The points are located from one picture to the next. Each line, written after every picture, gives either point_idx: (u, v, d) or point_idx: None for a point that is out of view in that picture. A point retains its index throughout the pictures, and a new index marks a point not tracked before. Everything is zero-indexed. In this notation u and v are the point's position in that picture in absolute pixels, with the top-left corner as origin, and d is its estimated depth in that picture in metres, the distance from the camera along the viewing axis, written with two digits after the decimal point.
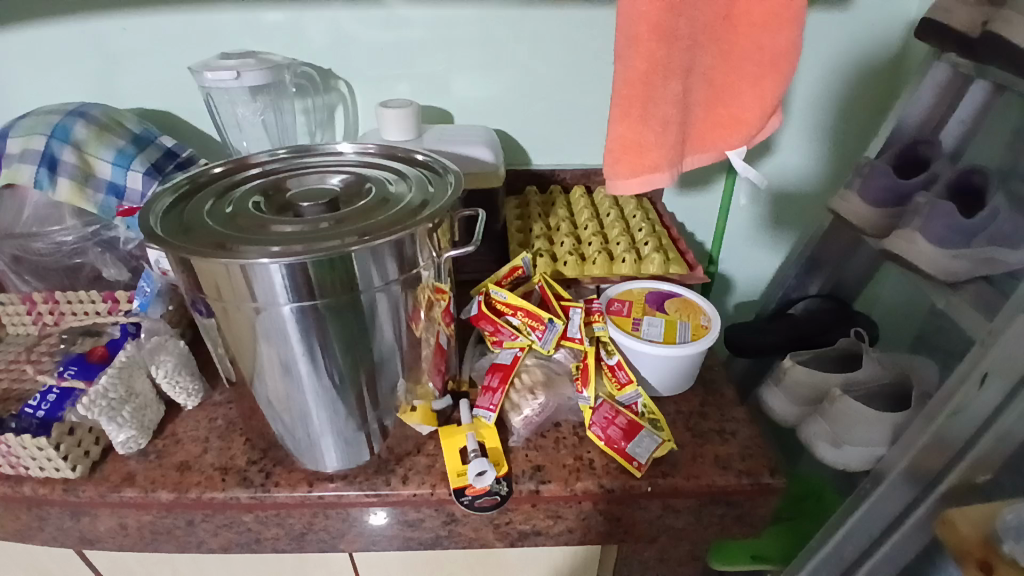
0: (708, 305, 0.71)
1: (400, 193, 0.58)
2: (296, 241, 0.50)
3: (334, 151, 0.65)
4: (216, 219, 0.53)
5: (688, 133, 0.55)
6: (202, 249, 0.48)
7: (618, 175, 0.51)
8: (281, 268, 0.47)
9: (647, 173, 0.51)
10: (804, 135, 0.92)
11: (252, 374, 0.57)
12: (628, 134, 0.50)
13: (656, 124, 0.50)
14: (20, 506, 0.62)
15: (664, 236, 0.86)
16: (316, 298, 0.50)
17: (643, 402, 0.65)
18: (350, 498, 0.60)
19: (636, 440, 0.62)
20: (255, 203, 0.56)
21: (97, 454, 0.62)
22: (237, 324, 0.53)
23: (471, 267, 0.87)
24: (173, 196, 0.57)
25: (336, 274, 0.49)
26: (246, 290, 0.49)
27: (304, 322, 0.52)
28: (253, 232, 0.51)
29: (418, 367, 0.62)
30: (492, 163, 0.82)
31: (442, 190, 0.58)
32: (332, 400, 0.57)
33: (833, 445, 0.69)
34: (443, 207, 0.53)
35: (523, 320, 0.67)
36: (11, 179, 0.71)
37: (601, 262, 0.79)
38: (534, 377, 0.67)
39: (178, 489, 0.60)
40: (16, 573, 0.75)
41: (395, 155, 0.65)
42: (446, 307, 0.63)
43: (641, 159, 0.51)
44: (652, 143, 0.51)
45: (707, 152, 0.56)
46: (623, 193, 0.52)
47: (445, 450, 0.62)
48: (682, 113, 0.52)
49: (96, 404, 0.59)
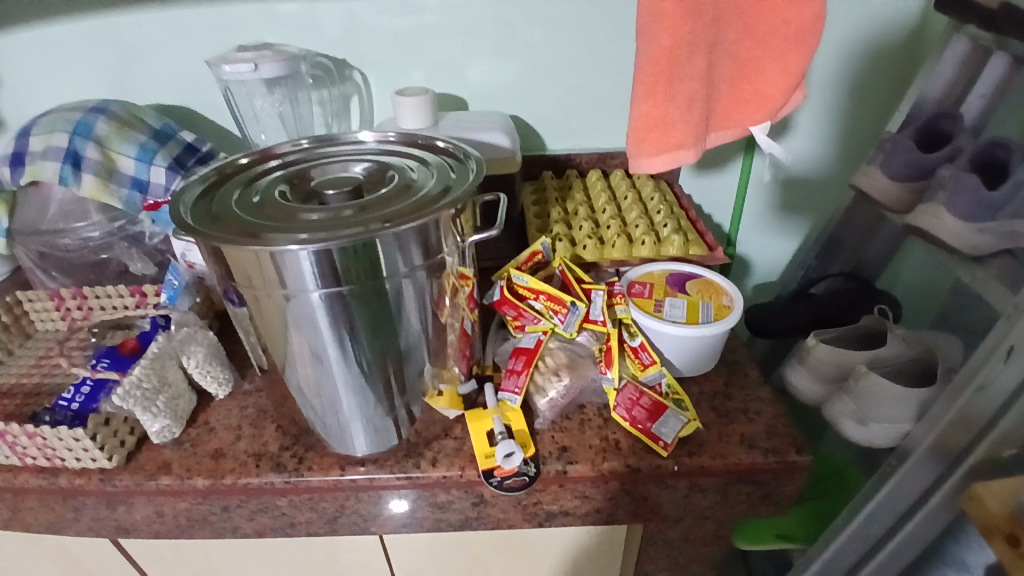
0: (732, 286, 0.71)
1: (422, 180, 0.59)
2: (325, 229, 0.51)
3: (355, 140, 0.64)
4: (243, 209, 0.54)
5: (712, 110, 0.54)
6: (233, 238, 0.49)
7: (643, 154, 0.51)
8: (310, 255, 0.48)
9: (671, 152, 0.51)
10: (824, 113, 0.91)
11: (283, 362, 0.58)
12: (652, 112, 0.50)
13: (681, 103, 0.50)
14: (55, 498, 0.64)
15: (683, 218, 0.86)
16: (342, 285, 0.51)
17: (667, 382, 0.66)
18: (381, 481, 0.61)
19: (662, 420, 0.62)
20: (281, 192, 0.56)
21: (132, 444, 0.63)
22: (268, 313, 0.54)
23: (490, 253, 0.87)
24: (200, 186, 0.57)
25: (362, 261, 0.50)
26: (276, 278, 0.50)
27: (332, 310, 0.53)
28: (281, 220, 0.52)
29: (444, 353, 0.63)
30: (509, 149, 0.82)
31: (464, 176, 0.58)
32: (361, 386, 0.58)
33: (859, 422, 0.69)
34: (466, 192, 0.54)
35: (545, 304, 0.67)
36: (35, 176, 0.71)
37: (620, 246, 0.80)
38: (557, 360, 0.67)
39: (213, 476, 0.61)
40: (49, 565, 0.76)
41: (416, 143, 0.65)
42: (470, 293, 0.64)
43: (665, 138, 0.51)
44: (677, 121, 0.50)
45: (732, 129, 0.56)
46: (648, 171, 0.52)
47: (473, 432, 0.63)
48: (707, 89, 0.51)
49: (130, 394, 0.60)
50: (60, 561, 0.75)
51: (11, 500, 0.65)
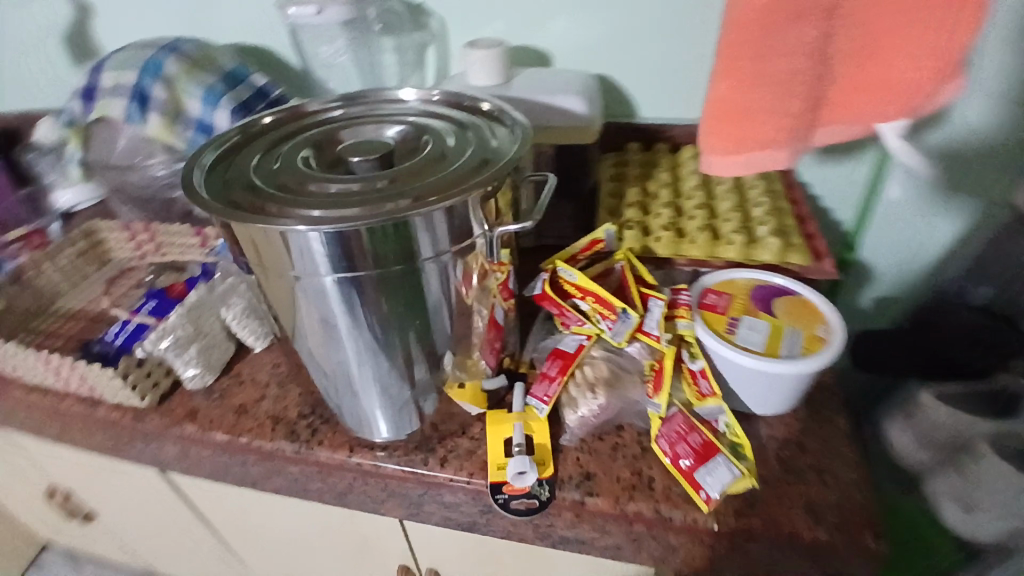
0: (832, 311, 0.58)
1: (460, 148, 0.52)
2: (342, 206, 0.46)
3: (392, 99, 0.58)
4: (261, 176, 0.49)
5: (822, 97, 0.42)
6: (244, 213, 0.45)
7: (713, 149, 0.41)
8: (321, 237, 0.44)
9: (753, 150, 0.40)
10: (1006, 73, 0.64)
11: (293, 331, 0.54)
12: (731, 97, 0.39)
13: (774, 87, 0.38)
14: (99, 427, 0.64)
15: (786, 217, 0.72)
16: (363, 270, 0.47)
17: (726, 421, 0.55)
18: (387, 470, 0.58)
19: (708, 466, 0.52)
20: (303, 156, 0.51)
21: (167, 387, 0.63)
22: (278, 289, 0.50)
23: (552, 231, 0.80)
24: (220, 148, 0.52)
25: (393, 243, 0.46)
26: (285, 259, 0.46)
27: (347, 292, 0.48)
28: (297, 193, 0.47)
29: (468, 340, 0.56)
30: (586, 118, 0.73)
31: (504, 150, 0.51)
32: (375, 355, 0.53)
33: (963, 508, 0.54)
34: (501, 172, 0.48)
35: (593, 306, 0.58)
36: (102, 112, 0.73)
37: (703, 243, 0.67)
38: (597, 373, 0.57)
39: (231, 433, 0.60)
40: (100, 487, 0.79)
41: (460, 105, 0.57)
42: (503, 281, 0.57)
43: (746, 133, 0.40)
44: (765, 111, 0.39)
45: (848, 123, 0.44)
46: (720, 173, 0.41)
47: (489, 437, 0.57)
48: (815, 71, 0.39)
49: (164, 340, 0.60)
50: (107, 484, 0.78)
51: (60, 425, 0.65)
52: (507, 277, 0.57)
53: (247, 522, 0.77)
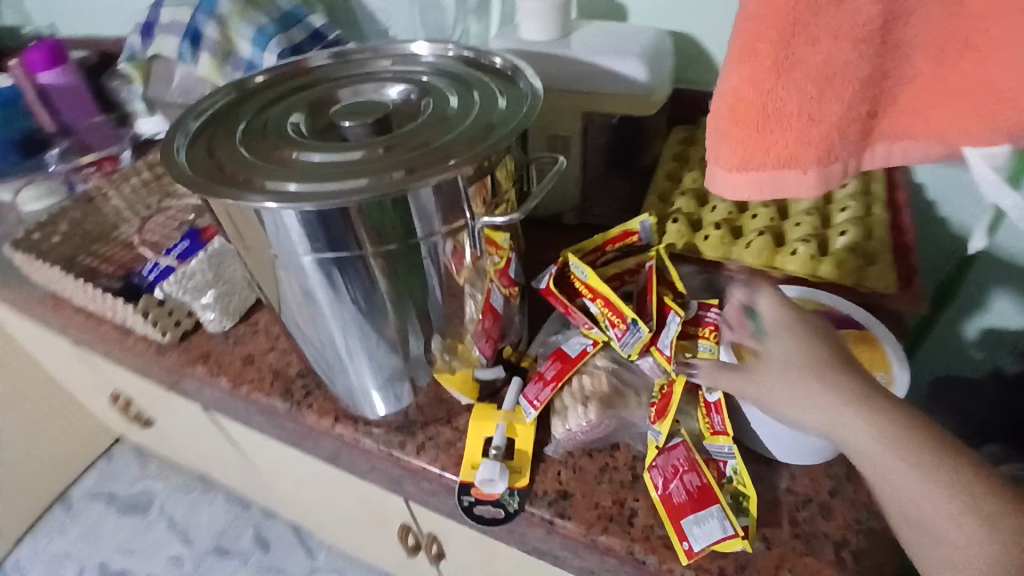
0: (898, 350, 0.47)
1: (462, 111, 0.48)
2: (322, 178, 0.43)
3: (403, 53, 0.54)
4: (247, 145, 0.46)
5: (887, 105, 0.32)
6: (219, 186, 0.42)
7: (720, 162, 0.33)
8: (295, 215, 0.41)
9: (769, 169, 0.32)
10: None
11: (279, 305, 0.52)
12: (748, 91, 0.31)
13: (802, 89, 0.30)
14: (128, 353, 0.69)
15: (878, 227, 0.58)
16: (341, 250, 0.43)
17: (734, 466, 0.47)
18: (366, 446, 0.57)
19: (700, 516, 0.45)
20: (294, 119, 0.48)
21: (189, 326, 0.66)
22: (259, 263, 0.48)
23: (603, 208, 0.70)
24: (212, 111, 0.50)
25: (389, 217, 0.42)
26: (262, 235, 0.44)
27: (327, 274, 0.45)
28: (278, 163, 0.44)
29: (458, 325, 0.52)
30: (643, 85, 0.61)
31: (510, 113, 0.46)
32: (361, 326, 0.50)
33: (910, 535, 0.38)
34: (500, 144, 0.43)
35: (601, 310, 0.51)
36: (158, 50, 0.75)
37: (757, 249, 0.57)
38: (595, 385, 0.51)
39: (234, 381, 0.62)
40: (148, 399, 0.87)
41: (473, 61, 0.53)
42: (502, 266, 0.52)
43: (761, 144, 0.32)
44: (792, 114, 0.31)
45: (921, 141, 0.34)
46: (725, 190, 0.34)
47: (471, 432, 0.53)
48: (870, 68, 0.30)
49: (183, 284, 0.63)
50: (153, 398, 0.86)
51: (101, 346, 0.72)
52: (508, 262, 0.52)
53: (263, 457, 0.81)
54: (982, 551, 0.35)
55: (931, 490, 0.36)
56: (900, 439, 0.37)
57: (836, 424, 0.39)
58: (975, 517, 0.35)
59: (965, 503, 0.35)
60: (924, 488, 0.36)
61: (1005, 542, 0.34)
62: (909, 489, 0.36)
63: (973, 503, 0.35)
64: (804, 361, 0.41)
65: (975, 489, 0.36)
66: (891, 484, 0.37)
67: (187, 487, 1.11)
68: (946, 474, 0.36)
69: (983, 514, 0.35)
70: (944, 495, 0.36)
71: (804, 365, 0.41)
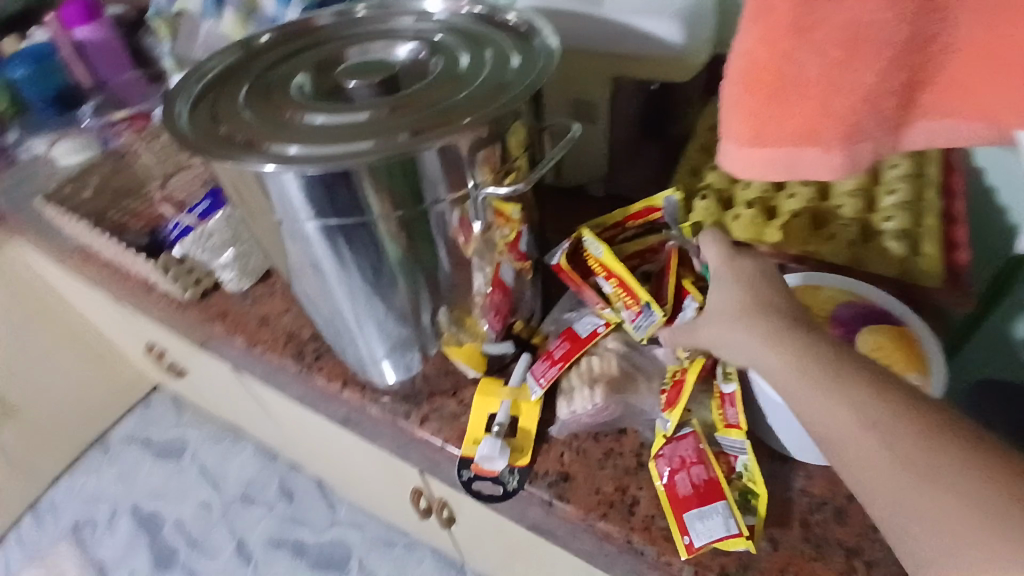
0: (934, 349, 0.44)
1: (473, 72, 0.46)
2: (323, 141, 0.41)
3: (416, 11, 0.52)
4: (252, 106, 0.45)
5: (935, 77, 0.28)
6: (220, 146, 0.41)
7: (731, 136, 0.31)
8: (296, 178, 0.39)
9: (786, 145, 0.29)
10: None
11: (290, 273, 0.50)
12: (764, 56, 0.28)
13: (824, 52, 0.27)
14: (154, 307, 0.71)
15: (926, 215, 0.54)
16: (345, 218, 0.41)
17: (745, 463, 0.44)
18: (373, 412, 0.57)
19: (705, 511, 0.42)
20: (300, 79, 0.47)
21: (209, 285, 0.67)
22: (266, 228, 0.46)
23: (631, 179, 0.66)
24: (218, 70, 0.49)
25: (397, 185, 0.40)
26: (265, 199, 0.42)
27: (331, 242, 0.43)
28: (280, 125, 0.43)
29: (467, 300, 0.50)
30: (678, 49, 0.56)
31: (523, 71, 0.44)
32: (369, 298, 0.48)
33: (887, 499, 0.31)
34: (509, 107, 0.41)
35: (615, 289, 0.48)
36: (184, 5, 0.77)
37: (791, 233, 0.54)
38: (604, 368, 0.49)
39: (250, 341, 0.63)
40: (178, 351, 0.90)
41: (489, 20, 0.51)
42: (513, 240, 0.49)
43: (777, 115, 0.29)
44: (814, 82, 0.27)
45: (976, 121, 0.29)
46: (740, 167, 0.31)
47: (475, 407, 0.52)
48: (909, 31, 0.26)
49: (201, 243, 0.65)
50: (182, 351, 0.88)
51: (130, 299, 0.74)
52: (520, 234, 0.50)
53: (283, 413, 0.83)
54: (899, 488, 0.30)
55: (842, 415, 0.32)
56: (811, 363, 0.34)
57: (766, 368, 0.37)
58: (886, 449, 0.30)
59: (878, 433, 0.31)
60: (835, 411, 0.32)
61: (918, 475, 0.29)
62: (825, 416, 0.33)
63: (887, 432, 0.31)
64: (734, 301, 0.40)
65: (886, 417, 0.31)
66: (808, 415, 0.34)
67: (218, 437, 1.16)
68: (862, 402, 0.32)
69: (897, 444, 0.30)
70: (856, 422, 0.31)
71: (730, 307, 0.40)
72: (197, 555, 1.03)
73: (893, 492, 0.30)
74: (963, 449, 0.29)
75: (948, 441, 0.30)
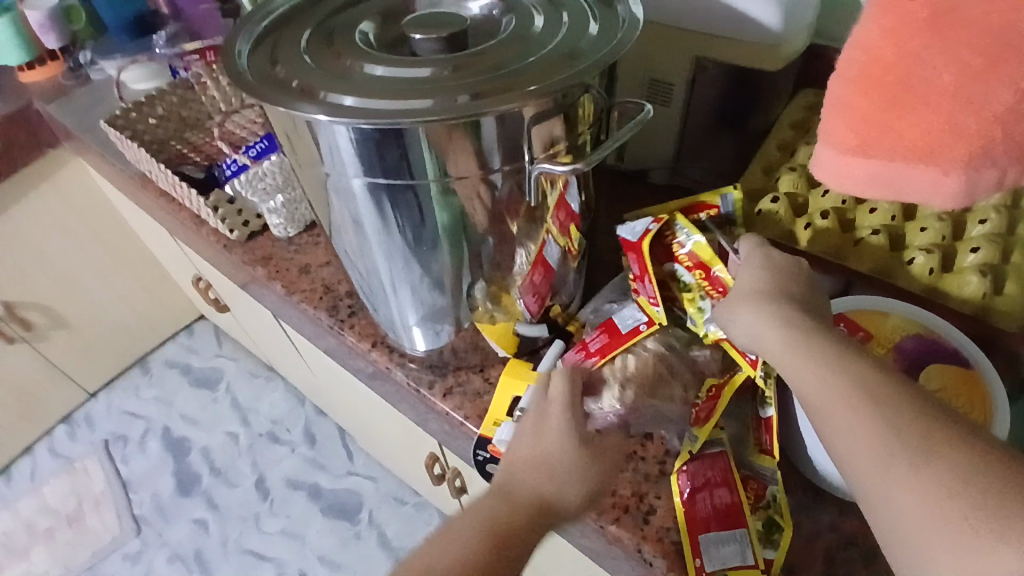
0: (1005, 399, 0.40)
1: (546, 36, 0.43)
2: (378, 95, 0.39)
3: None
4: (311, 52, 0.44)
5: None
6: (275, 91, 0.40)
7: (833, 143, 0.29)
8: (348, 131, 0.37)
9: (894, 159, 0.27)
10: None
11: (331, 226, 0.49)
12: (884, 60, 0.27)
13: (955, 61, 0.25)
14: (203, 242, 0.72)
15: (1020, 250, 0.49)
16: (388, 178, 0.39)
17: (774, 492, 0.42)
18: (397, 377, 0.57)
19: (723, 537, 0.41)
20: (364, 28, 0.45)
21: (257, 227, 0.68)
22: (313, 179, 0.45)
23: (696, 173, 0.62)
24: (283, 12, 0.47)
25: (450, 151, 0.38)
26: (315, 150, 0.41)
27: (376, 201, 0.42)
28: (337, 74, 0.41)
29: (505, 277, 0.48)
30: (774, 34, 0.51)
31: (601, 39, 0.41)
32: (407, 261, 0.46)
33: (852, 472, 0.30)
34: (577, 77, 0.38)
35: (699, 281, 0.45)
36: None
37: (865, 251, 0.50)
38: (641, 369, 0.46)
39: (288, 288, 0.63)
40: (223, 287, 0.92)
41: None
42: (559, 197, 0.45)
43: (887, 126, 0.27)
44: (938, 92, 0.25)
45: None
46: (833, 175, 0.30)
47: (500, 388, 0.51)
48: None
49: (254, 185, 0.65)
50: (227, 287, 0.90)
51: (182, 231, 0.76)
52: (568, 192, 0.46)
53: (314, 362, 0.85)
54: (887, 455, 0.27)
55: (836, 384, 0.31)
56: (814, 340, 0.33)
57: (765, 340, 0.36)
58: (879, 419, 0.28)
59: (877, 412, 0.29)
60: (829, 380, 0.31)
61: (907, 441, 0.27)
62: (818, 385, 0.31)
63: (882, 403, 0.29)
64: (756, 281, 0.39)
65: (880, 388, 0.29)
66: (804, 392, 0.32)
67: (251, 373, 1.19)
68: (860, 377, 0.30)
69: (891, 415, 0.28)
70: (850, 386, 0.30)
71: (748, 285, 0.39)
72: (219, 484, 1.08)
73: (885, 464, 0.27)
74: (967, 444, 0.26)
75: (949, 429, 0.27)
